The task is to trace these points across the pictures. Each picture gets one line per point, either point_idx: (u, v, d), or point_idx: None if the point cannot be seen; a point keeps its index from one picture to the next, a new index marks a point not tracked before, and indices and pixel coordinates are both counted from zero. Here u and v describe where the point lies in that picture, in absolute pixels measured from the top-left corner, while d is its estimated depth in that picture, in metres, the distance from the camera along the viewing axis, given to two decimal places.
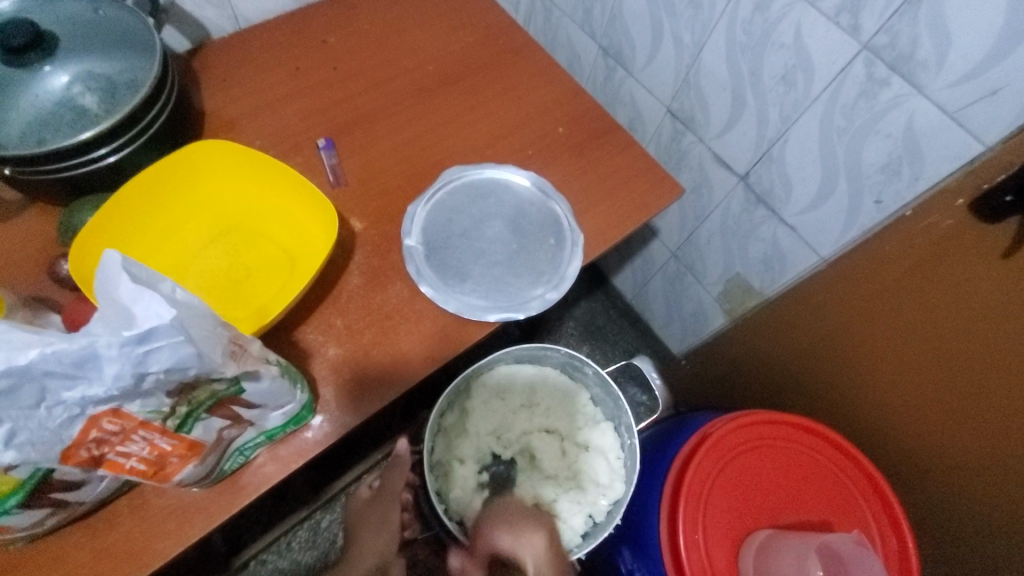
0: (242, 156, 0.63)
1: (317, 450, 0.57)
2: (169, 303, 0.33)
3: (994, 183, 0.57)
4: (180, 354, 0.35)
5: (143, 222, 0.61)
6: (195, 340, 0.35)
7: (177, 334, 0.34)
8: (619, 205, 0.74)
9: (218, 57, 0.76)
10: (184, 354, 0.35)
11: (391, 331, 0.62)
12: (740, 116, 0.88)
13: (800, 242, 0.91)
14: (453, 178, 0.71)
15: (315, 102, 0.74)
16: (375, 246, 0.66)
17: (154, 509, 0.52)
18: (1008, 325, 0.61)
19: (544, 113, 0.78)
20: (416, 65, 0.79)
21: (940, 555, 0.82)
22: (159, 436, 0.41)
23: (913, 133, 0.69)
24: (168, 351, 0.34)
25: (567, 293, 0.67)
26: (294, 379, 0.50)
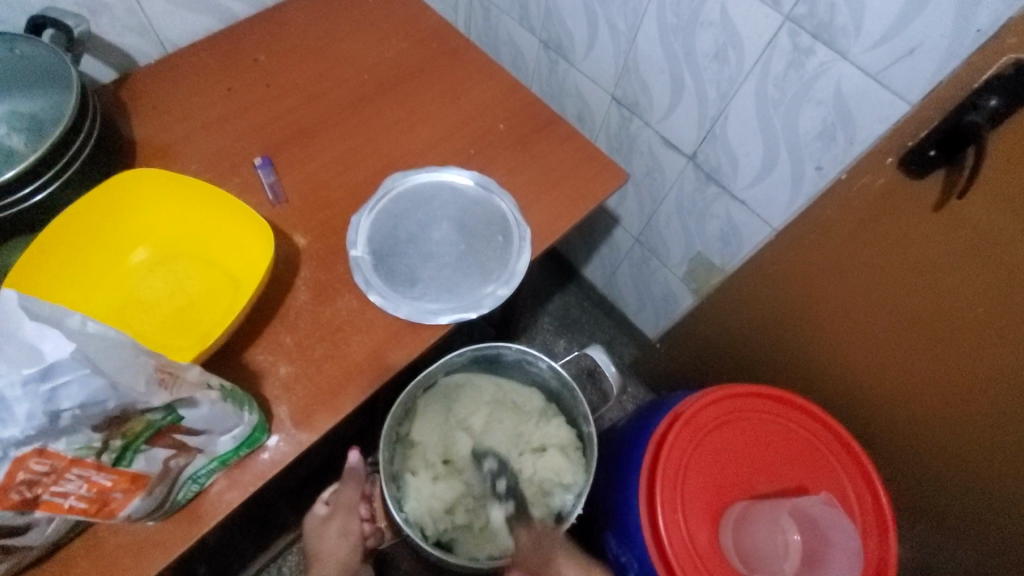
0: (176, 183, 0.62)
1: (275, 470, 0.56)
2: (69, 337, 0.34)
3: (919, 139, 0.59)
4: (91, 387, 0.35)
5: (76, 261, 0.60)
6: (107, 372, 0.35)
7: (83, 367, 0.34)
8: (565, 196, 0.74)
9: (148, 85, 0.75)
10: (96, 387, 0.35)
11: (343, 344, 0.62)
12: (681, 97, 0.89)
13: (751, 215, 0.92)
14: (396, 185, 0.71)
15: (250, 121, 0.74)
16: (321, 259, 0.66)
17: (110, 547, 0.51)
18: (953, 273, 0.63)
19: (484, 111, 0.79)
20: (351, 75, 0.79)
21: (919, 495, 0.85)
22: (96, 472, 0.40)
23: (842, 97, 0.70)
24: (77, 384, 0.34)
25: (517, 288, 0.67)
26: (240, 402, 0.50)
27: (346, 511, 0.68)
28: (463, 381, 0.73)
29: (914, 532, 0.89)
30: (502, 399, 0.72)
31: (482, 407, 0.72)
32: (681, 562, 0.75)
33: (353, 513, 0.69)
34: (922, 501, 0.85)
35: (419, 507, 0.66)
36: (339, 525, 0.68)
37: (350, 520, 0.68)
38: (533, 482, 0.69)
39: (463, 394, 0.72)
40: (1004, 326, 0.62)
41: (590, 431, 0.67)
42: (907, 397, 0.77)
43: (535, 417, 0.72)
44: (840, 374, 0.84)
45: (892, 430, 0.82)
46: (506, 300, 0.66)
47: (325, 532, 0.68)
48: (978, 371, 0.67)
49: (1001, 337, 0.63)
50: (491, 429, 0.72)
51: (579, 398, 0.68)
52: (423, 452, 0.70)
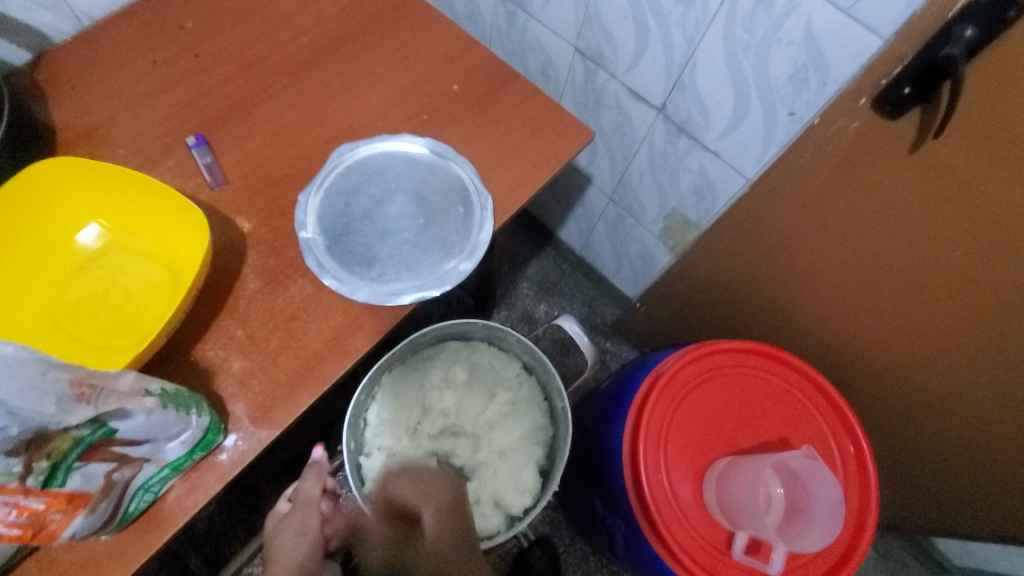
0: (95, 170, 0.56)
1: (235, 470, 0.53)
2: None
3: (892, 77, 0.55)
4: None
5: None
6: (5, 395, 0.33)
7: None
8: (527, 159, 0.70)
9: (60, 62, 0.68)
10: None
11: (299, 332, 0.58)
12: (646, 45, 0.84)
13: (724, 166, 0.89)
14: (344, 158, 0.67)
15: (180, 97, 0.68)
16: (269, 244, 0.62)
17: (64, 565, 0.49)
18: (929, 213, 0.61)
19: (436, 71, 0.73)
20: (288, 39, 0.73)
21: (905, 432, 0.85)
22: (24, 497, 0.37)
23: (814, 36, 0.66)
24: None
25: (481, 261, 0.64)
26: (186, 404, 0.47)
27: (305, 506, 0.66)
28: (432, 359, 0.71)
29: (898, 464, 0.91)
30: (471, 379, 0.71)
31: (450, 386, 0.70)
32: (665, 519, 0.75)
33: (311, 509, 0.66)
34: (907, 436, 0.85)
35: (381, 491, 0.65)
36: (297, 523, 0.65)
37: (310, 516, 0.65)
38: (504, 462, 0.68)
39: (432, 372, 0.70)
40: (982, 266, 0.60)
41: (562, 409, 0.66)
42: (887, 343, 0.76)
43: (505, 394, 0.70)
44: (820, 324, 0.83)
45: (872, 376, 0.82)
46: (470, 275, 0.63)
47: (285, 531, 0.65)
48: (953, 315, 0.66)
49: (976, 278, 0.61)
50: (459, 408, 0.70)
51: (552, 373, 0.66)
52: (390, 429, 0.68)
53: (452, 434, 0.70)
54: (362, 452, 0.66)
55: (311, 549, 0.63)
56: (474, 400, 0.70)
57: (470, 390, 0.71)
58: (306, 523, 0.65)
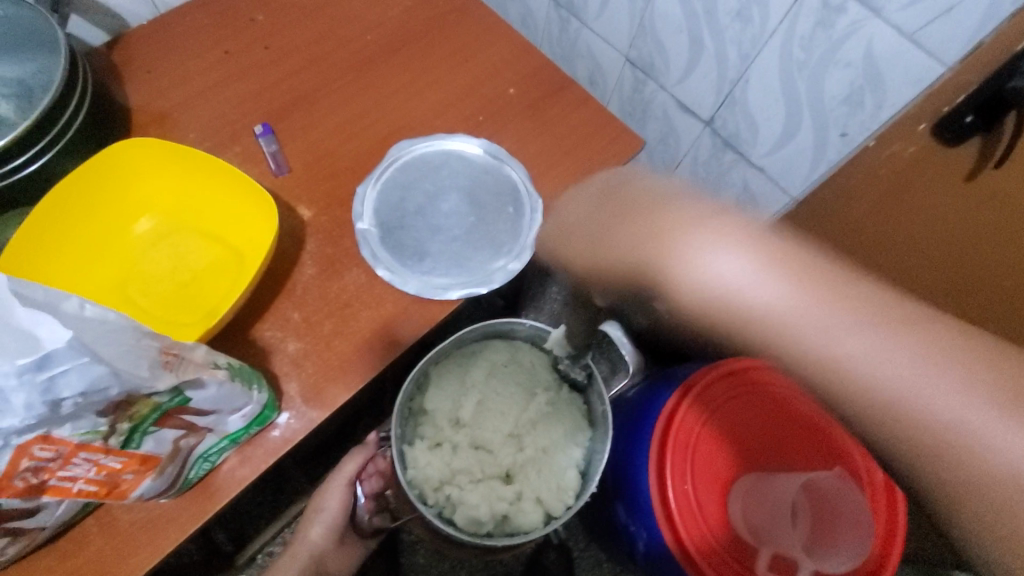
0: (172, 153, 0.59)
1: (286, 447, 0.55)
2: (65, 323, 0.33)
3: (953, 106, 0.56)
4: (91, 376, 0.34)
5: (67, 244, 0.57)
6: (107, 359, 0.35)
7: (82, 356, 0.33)
8: (578, 166, 0.71)
9: (139, 47, 0.71)
10: (96, 375, 0.34)
11: (352, 319, 0.61)
12: (698, 59, 0.84)
13: (769, 183, 0.89)
14: (402, 154, 0.69)
15: (249, 87, 0.71)
16: (327, 232, 0.64)
17: (124, 524, 0.51)
18: (981, 245, 0.61)
19: (494, 74, 0.75)
20: (353, 36, 0.75)
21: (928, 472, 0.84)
22: (103, 455, 0.40)
23: (873, 59, 0.67)
24: (76, 374, 0.33)
25: (529, 262, 0.65)
26: (249, 380, 0.49)
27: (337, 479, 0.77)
28: (477, 354, 0.72)
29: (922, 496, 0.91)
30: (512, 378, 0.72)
31: (490, 382, 0.71)
32: (685, 526, 0.77)
33: (339, 484, 0.76)
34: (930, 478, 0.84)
35: (422, 480, 0.68)
36: (330, 492, 0.76)
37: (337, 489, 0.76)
38: (542, 461, 0.70)
39: (474, 369, 0.71)
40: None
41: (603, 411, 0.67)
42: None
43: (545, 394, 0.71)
44: None
45: None
46: (518, 274, 0.65)
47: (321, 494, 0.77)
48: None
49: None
50: (498, 406, 0.71)
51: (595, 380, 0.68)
52: (434, 419, 0.71)
53: (491, 431, 0.71)
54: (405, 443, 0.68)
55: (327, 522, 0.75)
56: (516, 400, 0.72)
57: (511, 389, 0.72)
58: (333, 493, 0.76)
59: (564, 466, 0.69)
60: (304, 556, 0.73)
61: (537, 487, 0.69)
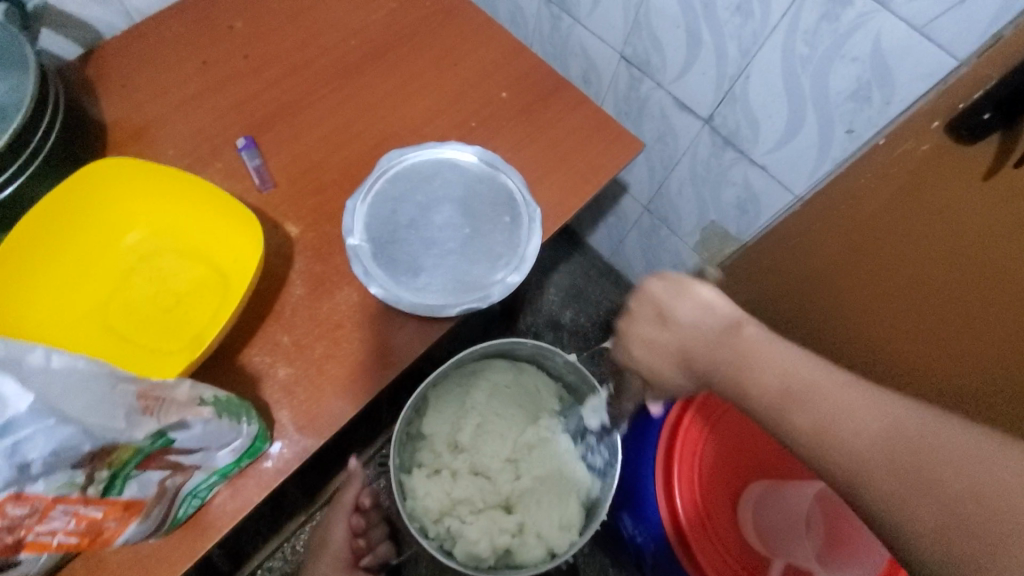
0: (152, 172, 0.56)
1: (280, 478, 0.53)
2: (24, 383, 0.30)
3: (971, 103, 0.53)
4: (60, 433, 0.32)
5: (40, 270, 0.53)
6: (73, 415, 0.32)
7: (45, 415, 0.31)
8: (575, 171, 0.68)
9: (112, 59, 0.68)
10: (65, 432, 0.32)
11: (344, 341, 0.58)
12: (697, 55, 0.82)
13: (771, 181, 0.87)
14: (392, 164, 0.65)
15: (229, 98, 0.68)
16: (316, 249, 0.61)
17: (112, 566, 0.49)
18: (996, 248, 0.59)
19: (484, 77, 0.72)
20: (336, 41, 0.72)
21: None
22: (84, 505, 0.37)
23: (881, 53, 0.64)
24: (42, 436, 0.31)
25: (528, 274, 0.63)
26: (237, 413, 0.46)
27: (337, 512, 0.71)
28: (477, 375, 0.70)
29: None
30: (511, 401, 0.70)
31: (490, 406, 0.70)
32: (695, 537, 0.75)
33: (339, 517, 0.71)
34: None
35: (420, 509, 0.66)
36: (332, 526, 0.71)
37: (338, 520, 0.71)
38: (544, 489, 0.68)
39: (474, 391, 0.70)
40: None
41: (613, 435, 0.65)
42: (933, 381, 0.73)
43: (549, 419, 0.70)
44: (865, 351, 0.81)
45: None
46: (517, 288, 0.62)
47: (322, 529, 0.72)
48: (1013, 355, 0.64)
49: None
50: (498, 430, 0.70)
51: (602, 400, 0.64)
52: (432, 444, 0.69)
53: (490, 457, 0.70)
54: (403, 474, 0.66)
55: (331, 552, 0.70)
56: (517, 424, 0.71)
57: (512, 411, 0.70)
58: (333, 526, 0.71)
59: (566, 495, 0.67)
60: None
61: (536, 517, 0.67)
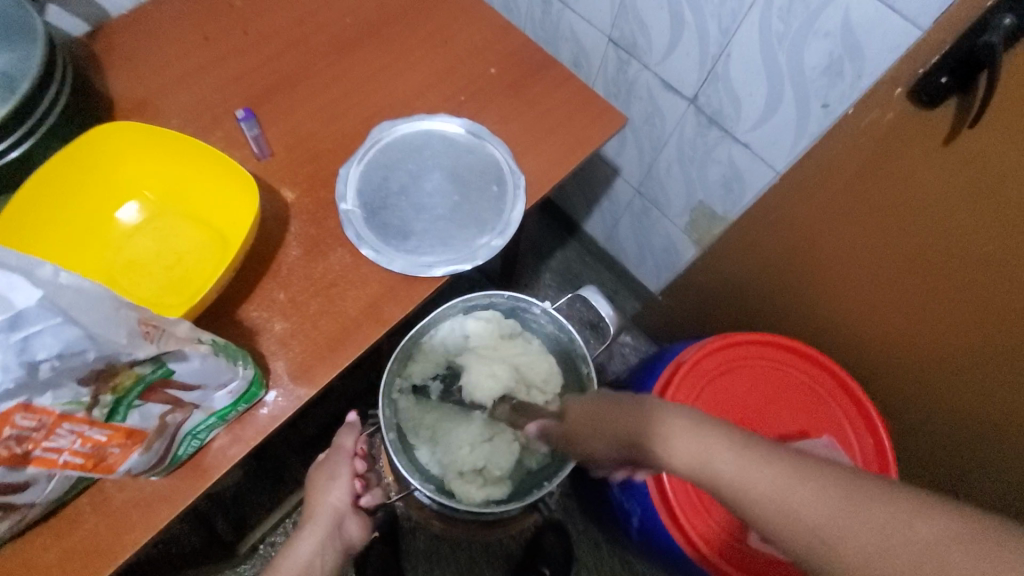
0: (154, 136, 0.59)
1: (274, 423, 0.56)
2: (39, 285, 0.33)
3: (929, 67, 0.56)
4: (65, 336, 0.35)
5: (49, 251, 0.57)
6: (81, 321, 0.35)
7: (53, 316, 0.34)
8: (560, 142, 0.71)
9: (118, 35, 0.71)
10: (71, 336, 0.35)
11: (337, 298, 0.61)
12: (680, 35, 0.85)
13: (754, 159, 0.90)
14: (384, 135, 0.69)
15: (231, 73, 0.71)
16: (311, 214, 0.64)
17: (116, 503, 0.52)
18: (953, 213, 0.62)
19: (475, 54, 0.75)
20: (333, 20, 0.75)
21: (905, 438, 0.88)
22: (88, 427, 0.40)
23: (851, 27, 0.67)
24: (50, 335, 0.34)
25: (512, 239, 0.65)
26: (234, 356, 0.49)
27: (337, 457, 0.67)
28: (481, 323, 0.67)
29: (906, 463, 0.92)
30: (527, 367, 0.66)
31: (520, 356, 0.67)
32: (679, 500, 0.77)
33: (342, 459, 0.67)
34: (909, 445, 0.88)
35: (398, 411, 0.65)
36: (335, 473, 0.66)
37: (341, 467, 0.67)
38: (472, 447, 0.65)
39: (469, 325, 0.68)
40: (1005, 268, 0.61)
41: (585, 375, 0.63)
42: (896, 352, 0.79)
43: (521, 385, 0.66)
44: (842, 321, 0.84)
45: (889, 374, 0.83)
46: (502, 251, 0.65)
47: (320, 473, 0.67)
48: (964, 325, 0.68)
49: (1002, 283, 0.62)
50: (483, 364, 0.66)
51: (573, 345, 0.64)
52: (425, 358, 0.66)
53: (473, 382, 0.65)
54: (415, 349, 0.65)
55: (341, 493, 0.66)
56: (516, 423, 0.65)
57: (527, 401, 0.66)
58: (336, 470, 0.67)
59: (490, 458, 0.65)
60: (327, 521, 0.63)
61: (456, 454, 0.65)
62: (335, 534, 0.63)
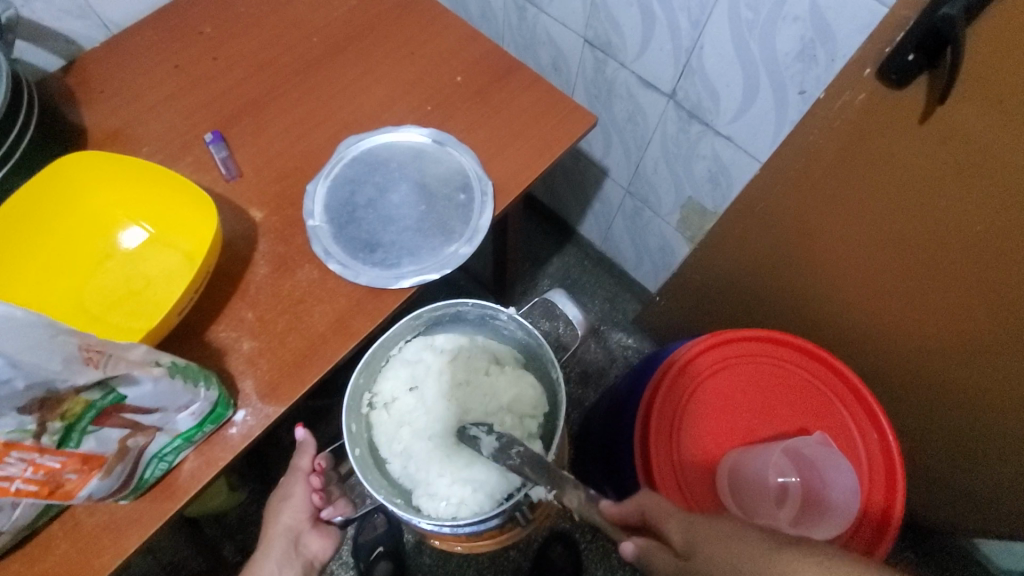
0: (120, 165, 0.60)
1: (243, 443, 0.56)
2: None
3: (894, 45, 0.54)
4: None
5: (21, 279, 0.59)
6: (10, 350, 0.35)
7: None
8: (528, 146, 0.70)
9: (92, 69, 0.73)
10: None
11: (305, 314, 0.61)
12: (653, 31, 0.83)
13: (738, 151, 0.88)
14: (350, 150, 0.69)
15: (200, 98, 0.72)
16: (278, 232, 0.65)
17: (87, 528, 0.52)
18: (940, 189, 0.59)
19: (441, 64, 0.75)
20: (299, 39, 0.76)
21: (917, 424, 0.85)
22: (39, 455, 0.40)
23: (819, 10, 0.65)
24: None
25: (481, 245, 0.65)
26: (195, 378, 0.50)
27: (293, 474, 0.66)
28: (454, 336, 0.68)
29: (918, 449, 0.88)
30: (503, 381, 0.66)
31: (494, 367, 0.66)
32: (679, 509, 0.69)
33: (296, 479, 0.66)
34: (922, 431, 0.85)
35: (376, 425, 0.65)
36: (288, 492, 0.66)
37: (294, 485, 0.66)
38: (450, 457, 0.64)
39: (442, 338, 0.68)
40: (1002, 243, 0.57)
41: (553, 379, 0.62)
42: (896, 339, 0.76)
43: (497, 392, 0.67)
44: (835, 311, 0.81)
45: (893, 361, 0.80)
46: (470, 258, 0.64)
47: (278, 491, 0.67)
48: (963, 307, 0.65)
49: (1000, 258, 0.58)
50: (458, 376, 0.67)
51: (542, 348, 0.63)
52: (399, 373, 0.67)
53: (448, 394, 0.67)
54: (383, 363, 0.66)
55: (296, 512, 0.65)
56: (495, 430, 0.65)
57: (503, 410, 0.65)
58: (290, 488, 0.66)
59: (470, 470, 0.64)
60: (283, 542, 0.64)
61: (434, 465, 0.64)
62: (292, 554, 0.65)
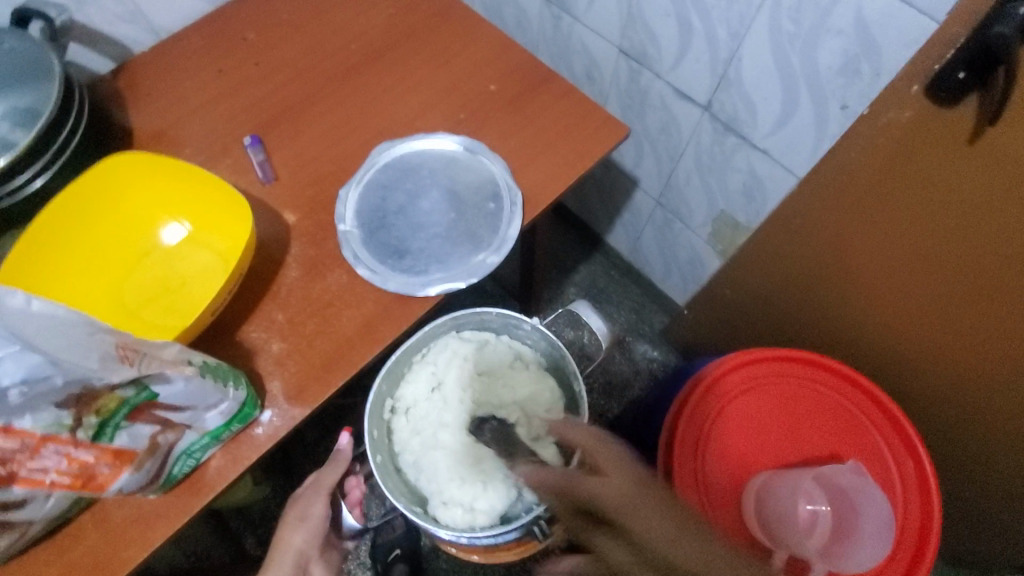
0: (161, 166, 0.62)
1: (268, 443, 0.57)
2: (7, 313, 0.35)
3: (944, 61, 0.52)
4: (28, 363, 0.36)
5: (67, 273, 0.61)
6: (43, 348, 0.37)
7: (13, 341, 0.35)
8: (560, 156, 0.70)
9: (139, 72, 0.76)
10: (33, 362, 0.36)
11: (333, 318, 0.62)
12: (690, 42, 0.82)
13: (774, 165, 0.86)
14: (382, 156, 0.70)
15: (241, 103, 0.74)
16: (311, 236, 0.66)
17: (116, 519, 0.53)
18: (987, 213, 0.57)
19: (475, 72, 0.75)
20: (338, 46, 0.77)
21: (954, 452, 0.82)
22: (74, 448, 0.41)
23: (865, 23, 0.63)
24: (13, 361, 0.36)
25: (508, 255, 0.65)
26: (225, 377, 0.51)
27: (314, 490, 0.68)
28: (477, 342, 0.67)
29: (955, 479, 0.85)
30: (522, 386, 0.65)
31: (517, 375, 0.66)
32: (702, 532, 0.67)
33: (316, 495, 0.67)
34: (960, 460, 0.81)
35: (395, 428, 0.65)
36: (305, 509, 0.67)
37: (314, 503, 0.67)
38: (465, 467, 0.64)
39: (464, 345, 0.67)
40: None
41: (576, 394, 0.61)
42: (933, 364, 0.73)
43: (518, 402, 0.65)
44: (869, 332, 0.79)
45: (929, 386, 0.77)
46: (497, 268, 0.64)
47: (295, 507, 0.68)
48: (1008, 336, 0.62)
49: None
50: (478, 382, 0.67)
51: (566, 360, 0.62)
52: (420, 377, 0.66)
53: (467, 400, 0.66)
54: (405, 368, 0.66)
55: (310, 535, 0.67)
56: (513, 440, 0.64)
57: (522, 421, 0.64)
58: (308, 507, 0.67)
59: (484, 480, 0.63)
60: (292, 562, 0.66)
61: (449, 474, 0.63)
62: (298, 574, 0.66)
